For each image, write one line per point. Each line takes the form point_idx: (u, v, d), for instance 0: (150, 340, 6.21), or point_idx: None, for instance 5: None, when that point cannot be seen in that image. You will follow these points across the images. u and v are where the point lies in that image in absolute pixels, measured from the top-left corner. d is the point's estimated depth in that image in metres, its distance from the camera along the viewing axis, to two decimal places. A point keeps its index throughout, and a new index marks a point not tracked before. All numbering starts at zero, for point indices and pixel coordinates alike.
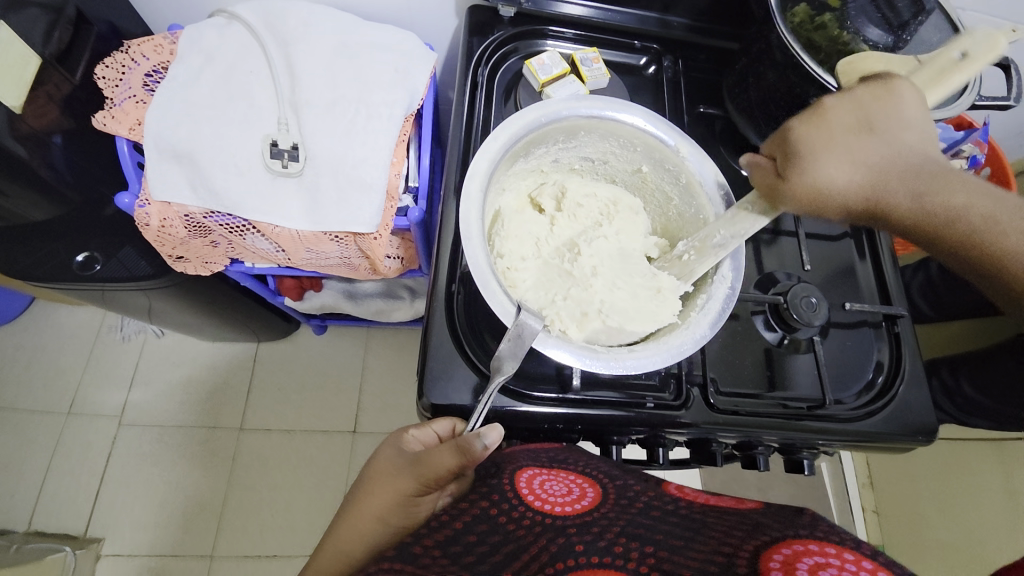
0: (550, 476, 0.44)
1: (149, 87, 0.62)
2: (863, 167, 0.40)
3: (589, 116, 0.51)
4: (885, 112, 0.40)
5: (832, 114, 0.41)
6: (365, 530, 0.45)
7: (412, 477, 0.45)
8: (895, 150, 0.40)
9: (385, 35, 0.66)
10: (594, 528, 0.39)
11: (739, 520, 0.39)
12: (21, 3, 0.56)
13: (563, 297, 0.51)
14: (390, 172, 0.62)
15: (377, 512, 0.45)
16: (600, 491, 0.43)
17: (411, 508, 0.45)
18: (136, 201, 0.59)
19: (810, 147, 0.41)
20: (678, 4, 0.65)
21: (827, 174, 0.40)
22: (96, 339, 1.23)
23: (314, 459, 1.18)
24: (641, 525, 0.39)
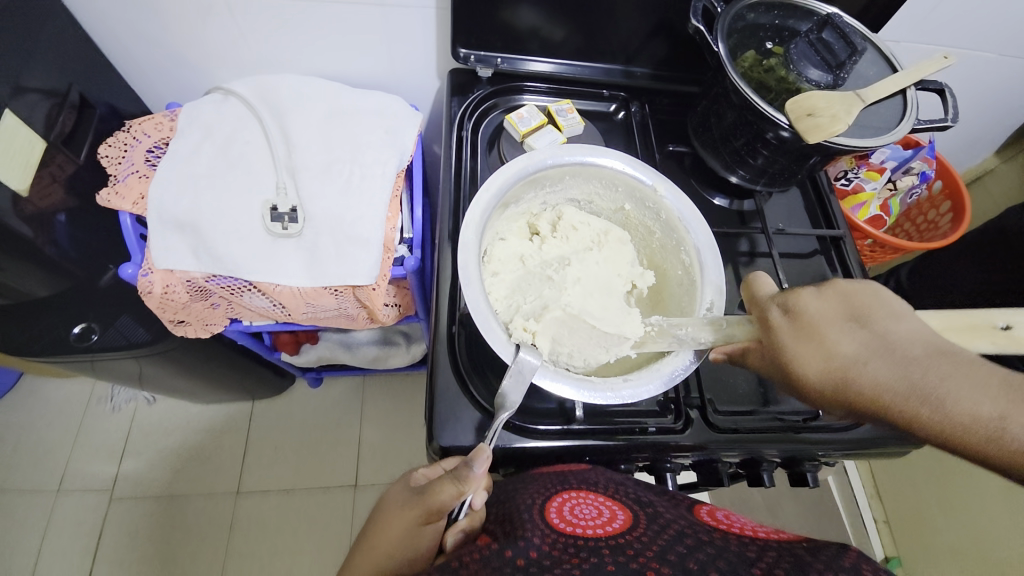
0: (581, 499, 0.45)
1: (150, 162, 0.65)
2: (851, 355, 0.39)
3: (574, 160, 0.56)
4: (881, 317, 0.39)
5: (812, 308, 0.42)
6: (374, 563, 0.44)
7: (416, 509, 0.44)
8: (897, 346, 0.38)
9: (372, 100, 0.71)
10: (627, 550, 0.38)
11: (779, 556, 0.37)
12: (23, 90, 0.59)
13: (533, 305, 0.52)
14: (386, 226, 0.65)
15: (387, 545, 0.44)
16: (631, 515, 0.43)
17: (418, 538, 0.44)
18: (139, 270, 0.61)
19: (790, 336, 0.42)
20: (639, 56, 0.72)
21: (807, 359, 0.41)
22: (85, 411, 1.21)
23: (315, 517, 1.14)
24: (675, 550, 0.38)
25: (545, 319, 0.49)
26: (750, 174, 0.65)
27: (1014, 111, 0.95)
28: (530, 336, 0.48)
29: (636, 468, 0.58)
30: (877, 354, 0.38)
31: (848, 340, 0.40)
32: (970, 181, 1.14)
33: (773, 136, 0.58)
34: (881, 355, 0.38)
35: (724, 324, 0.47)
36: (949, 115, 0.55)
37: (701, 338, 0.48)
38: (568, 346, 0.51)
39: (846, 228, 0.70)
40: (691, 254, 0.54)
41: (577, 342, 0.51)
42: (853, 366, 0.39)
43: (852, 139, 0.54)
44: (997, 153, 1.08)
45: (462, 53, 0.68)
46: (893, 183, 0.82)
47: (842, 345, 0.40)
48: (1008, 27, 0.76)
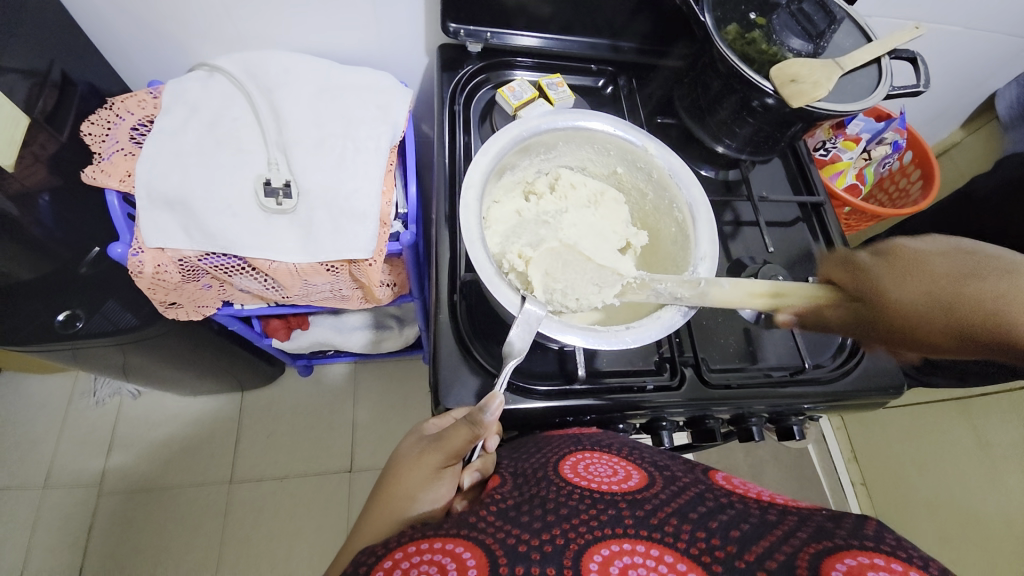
0: (597, 459, 0.46)
1: (136, 139, 0.64)
2: (925, 301, 0.46)
3: (567, 125, 0.57)
4: (954, 270, 0.45)
5: (908, 260, 0.48)
6: (396, 506, 0.45)
7: (435, 454, 0.46)
8: (975, 291, 0.44)
9: (362, 75, 0.71)
10: (644, 507, 0.40)
11: (802, 521, 0.38)
12: (3, 68, 0.57)
13: (530, 239, 0.55)
14: (381, 200, 0.65)
15: (407, 489, 0.46)
16: (647, 475, 0.44)
17: (437, 481, 0.46)
18: (129, 249, 0.60)
19: (880, 283, 0.48)
20: (626, 31, 0.73)
21: (912, 298, 0.46)
22: (68, 406, 1.17)
23: (311, 504, 1.14)
24: (695, 510, 0.40)
25: (544, 255, 0.54)
26: (736, 143, 0.67)
27: (978, 84, 1.01)
28: (523, 263, 0.53)
29: (633, 428, 0.60)
30: (944, 300, 0.45)
31: (925, 287, 0.46)
32: (938, 154, 1.20)
33: (759, 104, 0.60)
34: (949, 301, 0.45)
35: (702, 283, 0.50)
36: (921, 81, 0.58)
37: (679, 294, 0.50)
38: (561, 282, 0.53)
39: (825, 195, 0.73)
40: (684, 213, 0.56)
41: (570, 278, 0.53)
42: (948, 308, 0.45)
43: (833, 104, 0.56)
44: (963, 127, 1.14)
45: (452, 27, 0.68)
46: (867, 152, 0.85)
47: (913, 293, 0.46)
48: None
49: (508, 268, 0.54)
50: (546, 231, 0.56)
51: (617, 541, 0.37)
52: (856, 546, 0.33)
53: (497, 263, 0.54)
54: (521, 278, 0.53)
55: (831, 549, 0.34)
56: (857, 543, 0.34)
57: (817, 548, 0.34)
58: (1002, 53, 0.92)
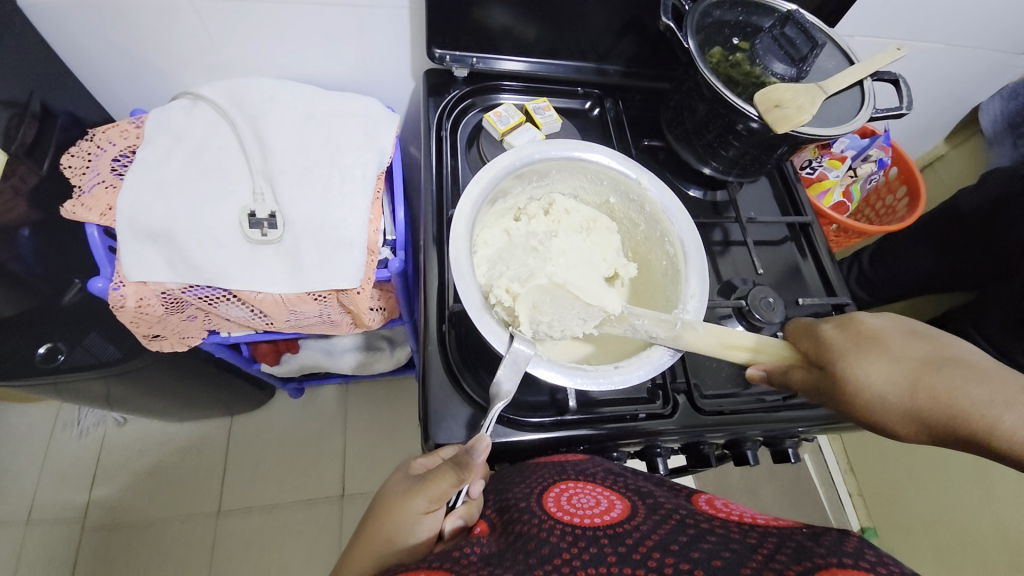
0: (580, 489, 0.45)
1: (117, 171, 0.63)
2: (892, 385, 0.41)
3: (560, 155, 0.57)
4: (928, 358, 0.41)
5: (873, 332, 0.45)
6: (375, 550, 0.43)
7: (419, 497, 0.44)
8: (941, 378, 0.40)
9: (349, 103, 0.70)
10: (626, 541, 0.39)
11: (782, 543, 0.37)
12: None
13: (518, 272, 0.53)
14: (369, 229, 0.64)
15: (387, 532, 0.43)
16: (629, 505, 0.44)
17: (417, 527, 0.44)
18: (110, 283, 0.59)
19: (844, 355, 0.44)
20: (611, 54, 0.74)
21: (876, 377, 0.42)
22: (51, 437, 1.15)
23: (302, 532, 1.12)
24: (676, 540, 0.38)
25: (531, 289, 0.51)
26: (722, 165, 0.67)
27: (960, 99, 1.02)
28: (510, 298, 0.51)
29: (627, 456, 0.60)
30: (911, 388, 0.41)
31: (892, 369, 0.42)
32: (923, 167, 1.21)
33: (744, 128, 0.60)
34: (917, 391, 0.40)
35: (678, 324, 0.50)
36: (905, 103, 0.59)
37: (654, 333, 0.50)
38: (548, 315, 0.52)
39: (813, 215, 0.73)
40: (676, 245, 0.55)
41: (558, 312, 0.52)
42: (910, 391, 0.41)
43: (816, 128, 0.56)
44: (947, 139, 1.15)
45: (437, 54, 0.69)
46: (854, 170, 0.86)
47: (880, 374, 0.42)
48: (951, 18, 0.81)
49: (494, 302, 0.52)
50: (532, 255, 0.55)
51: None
52: (836, 564, 0.33)
53: (484, 294, 0.53)
54: (507, 312, 0.51)
55: (813, 568, 0.33)
56: (838, 560, 0.33)
57: (798, 569, 0.34)
58: (981, 69, 0.94)
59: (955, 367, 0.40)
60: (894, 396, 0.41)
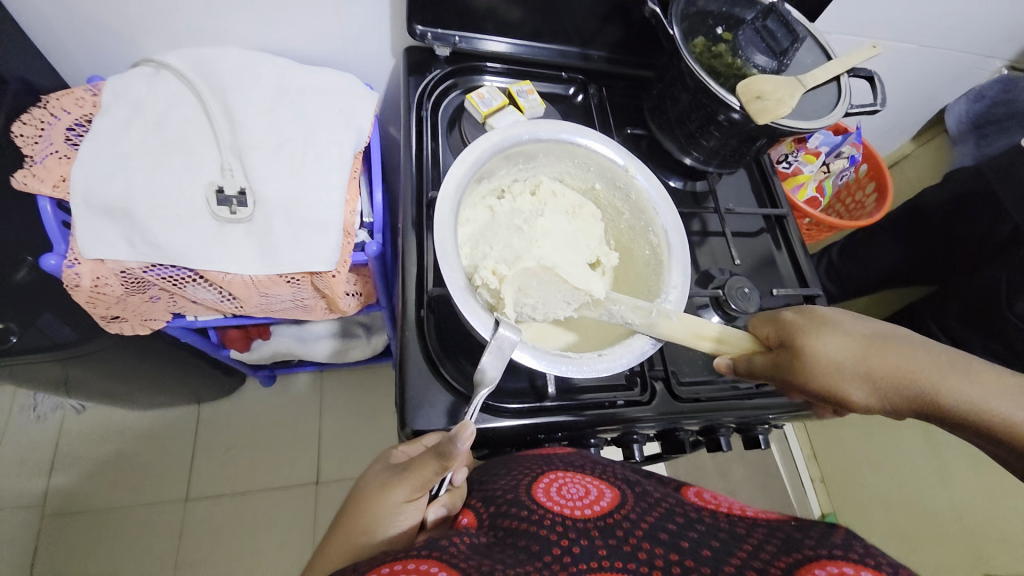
0: (569, 479, 0.45)
1: (72, 141, 0.59)
2: (847, 357, 0.43)
3: (548, 138, 0.56)
4: (873, 333, 0.44)
5: (824, 313, 0.46)
6: (354, 540, 0.43)
7: (400, 486, 0.44)
8: (887, 349, 0.43)
9: (325, 78, 0.68)
10: (617, 533, 0.39)
11: (770, 534, 0.38)
12: None
13: (504, 253, 0.53)
14: (345, 210, 0.62)
15: (367, 522, 0.43)
16: (619, 494, 0.43)
17: (398, 516, 0.43)
18: (64, 261, 0.55)
19: (802, 332, 0.46)
20: (596, 40, 0.73)
21: (833, 351, 0.44)
22: (4, 423, 1.09)
23: (275, 519, 1.10)
24: (666, 527, 0.39)
25: (519, 273, 0.52)
26: (703, 155, 0.68)
27: (928, 100, 1.06)
28: (496, 280, 0.51)
29: (605, 442, 0.60)
30: (864, 358, 0.43)
31: (846, 343, 0.44)
32: (890, 165, 1.26)
33: (725, 118, 0.60)
34: (870, 361, 0.42)
35: (654, 311, 0.50)
36: (879, 100, 0.60)
37: (629, 318, 0.51)
38: (533, 298, 0.53)
39: (788, 208, 0.75)
40: (659, 235, 0.56)
41: (543, 295, 0.53)
42: (863, 361, 0.43)
43: (795, 122, 0.57)
44: (913, 139, 1.20)
45: (419, 31, 0.66)
46: (827, 166, 0.88)
47: (837, 348, 0.44)
48: (922, 20, 0.84)
49: (479, 284, 0.51)
50: (517, 238, 0.54)
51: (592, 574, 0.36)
52: (826, 555, 0.33)
53: (469, 275, 0.52)
54: (492, 295, 0.51)
55: (801, 561, 0.33)
56: (827, 552, 0.33)
57: (789, 561, 0.34)
58: (948, 71, 0.97)
59: (897, 340, 0.43)
60: (851, 367, 0.43)
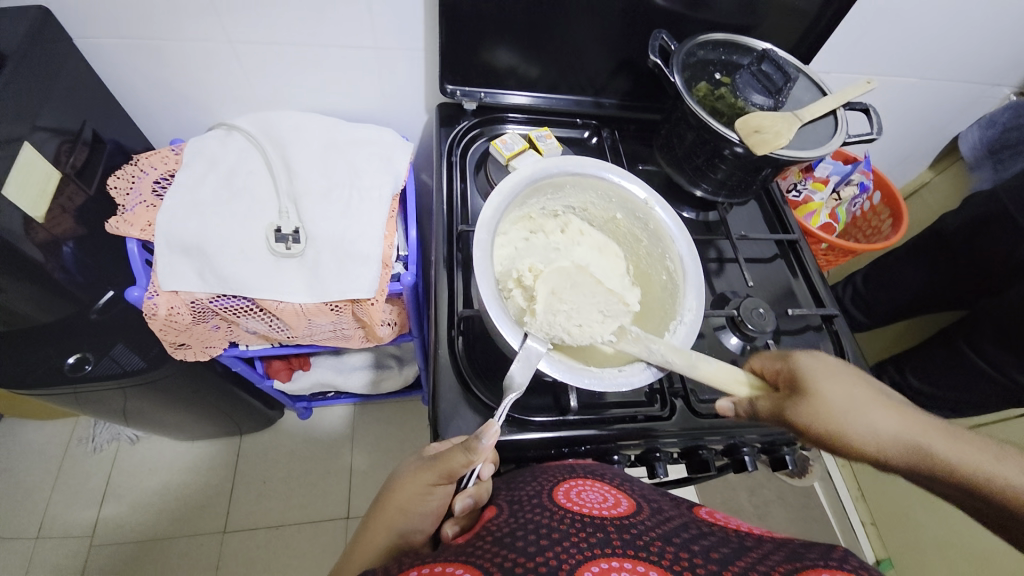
0: (588, 487, 0.47)
1: (157, 192, 0.69)
2: (850, 403, 0.44)
3: (573, 172, 0.62)
4: (872, 385, 0.46)
5: (830, 361, 0.47)
6: (390, 518, 0.48)
7: (429, 472, 0.47)
8: (886, 405, 0.44)
9: (369, 132, 0.77)
10: (631, 531, 0.41)
11: (776, 547, 0.39)
12: (35, 128, 0.61)
13: (536, 267, 0.61)
14: (384, 244, 0.69)
15: (399, 502, 0.48)
16: (634, 504, 0.46)
17: (428, 496, 0.48)
18: (145, 293, 0.64)
19: (808, 377, 0.46)
20: (607, 89, 0.81)
21: (837, 397, 0.44)
22: (65, 453, 1.17)
23: (306, 553, 1.12)
24: (677, 535, 0.41)
25: (552, 277, 0.59)
26: (712, 187, 0.72)
27: (939, 129, 1.08)
28: (530, 278, 0.59)
29: (629, 461, 0.62)
30: (868, 409, 0.43)
31: (848, 390, 0.44)
32: (910, 193, 1.27)
33: (730, 152, 0.65)
34: (868, 411, 0.43)
35: (693, 355, 0.52)
36: (875, 128, 0.64)
37: (671, 359, 0.51)
38: (567, 304, 0.56)
39: (800, 234, 0.78)
40: (676, 262, 0.60)
41: (576, 301, 0.57)
42: (867, 412, 0.43)
43: (794, 151, 0.62)
44: (931, 167, 1.22)
45: (450, 89, 0.76)
46: (838, 194, 0.92)
47: (839, 395, 0.44)
48: (917, 56, 0.89)
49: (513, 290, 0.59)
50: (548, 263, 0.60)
51: (606, 560, 0.37)
52: (824, 564, 0.35)
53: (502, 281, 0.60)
54: (525, 297, 0.58)
55: (800, 568, 0.35)
56: (825, 563, 0.35)
57: (787, 569, 0.35)
58: (953, 101, 1.01)
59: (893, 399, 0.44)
60: (853, 415, 0.43)
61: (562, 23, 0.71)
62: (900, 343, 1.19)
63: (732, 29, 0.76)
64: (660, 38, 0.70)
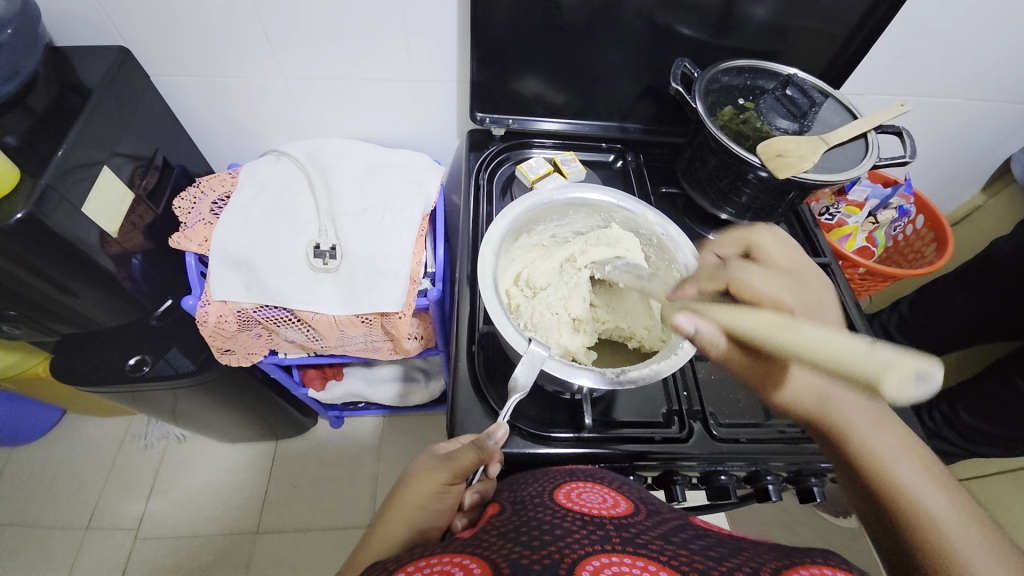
0: (587, 489, 0.48)
1: (214, 212, 0.76)
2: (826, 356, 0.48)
3: (587, 200, 0.64)
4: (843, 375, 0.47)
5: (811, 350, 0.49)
6: (406, 514, 0.49)
7: (444, 471, 0.50)
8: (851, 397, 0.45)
9: (402, 156, 0.83)
10: (630, 529, 0.40)
11: (769, 547, 0.38)
12: (115, 154, 0.70)
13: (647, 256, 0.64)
14: (412, 261, 0.74)
15: (416, 499, 0.50)
16: (633, 505, 0.45)
17: (444, 494, 0.50)
18: (199, 302, 0.70)
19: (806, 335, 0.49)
20: (632, 114, 0.83)
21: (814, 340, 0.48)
22: (120, 448, 1.27)
23: (329, 559, 1.15)
24: (676, 534, 0.40)
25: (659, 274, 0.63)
26: (737, 210, 0.73)
27: (989, 151, 1.03)
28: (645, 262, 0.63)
29: (647, 482, 0.61)
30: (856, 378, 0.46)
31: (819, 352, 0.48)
32: (962, 217, 1.20)
33: (754, 176, 0.66)
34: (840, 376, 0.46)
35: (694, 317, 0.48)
36: (908, 150, 0.63)
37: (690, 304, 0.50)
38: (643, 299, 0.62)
39: (832, 257, 0.76)
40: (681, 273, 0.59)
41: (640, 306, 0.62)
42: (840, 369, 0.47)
43: (820, 174, 0.61)
44: (983, 190, 1.15)
45: (479, 116, 0.81)
46: (874, 217, 0.89)
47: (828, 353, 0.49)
48: (958, 77, 0.86)
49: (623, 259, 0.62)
50: (582, 242, 0.64)
51: (607, 555, 0.36)
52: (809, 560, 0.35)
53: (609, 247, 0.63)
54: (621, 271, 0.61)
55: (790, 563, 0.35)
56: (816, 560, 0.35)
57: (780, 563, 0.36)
58: (1004, 121, 0.96)
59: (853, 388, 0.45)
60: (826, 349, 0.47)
61: (588, 53, 0.75)
62: (951, 375, 1.11)
63: (758, 56, 0.77)
64: (682, 66, 0.71)
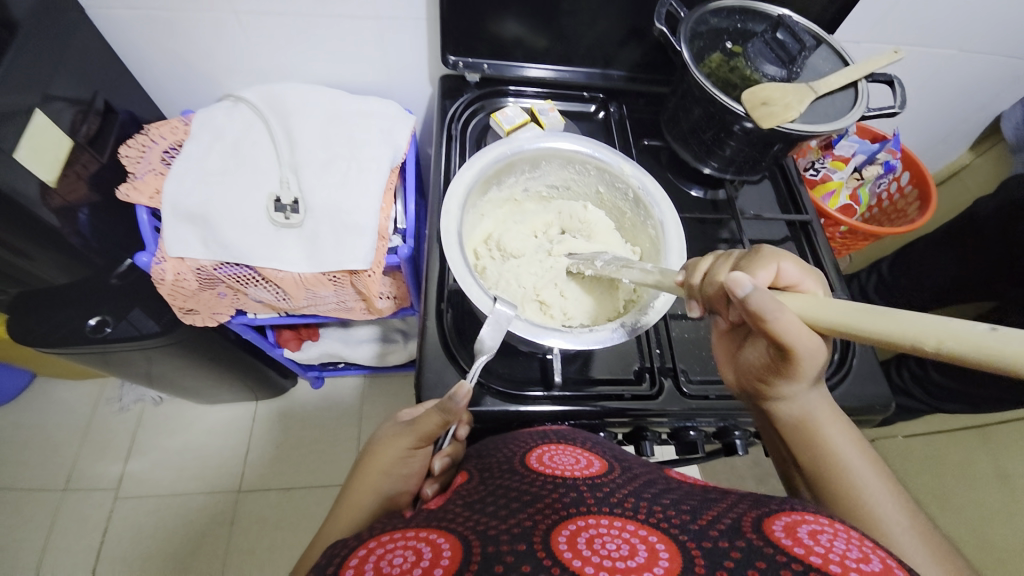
0: (559, 451, 0.47)
1: (166, 161, 0.71)
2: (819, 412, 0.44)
3: (562, 150, 0.61)
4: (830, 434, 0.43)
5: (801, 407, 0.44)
6: (372, 483, 0.48)
7: (408, 436, 0.49)
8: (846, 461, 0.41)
9: (370, 104, 0.77)
10: (603, 489, 0.40)
11: (738, 496, 0.38)
12: (49, 96, 0.63)
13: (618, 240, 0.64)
14: (380, 216, 0.70)
15: (382, 466, 0.49)
16: (606, 464, 0.45)
17: (410, 459, 0.49)
18: (153, 259, 0.66)
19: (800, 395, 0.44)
20: (616, 60, 0.78)
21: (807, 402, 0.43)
22: (94, 411, 1.25)
23: (315, 515, 1.17)
24: (648, 490, 0.40)
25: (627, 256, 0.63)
26: (721, 164, 0.70)
27: (980, 107, 1.01)
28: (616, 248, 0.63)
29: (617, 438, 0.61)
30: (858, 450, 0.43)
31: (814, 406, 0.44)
32: (947, 176, 1.19)
33: (739, 128, 0.63)
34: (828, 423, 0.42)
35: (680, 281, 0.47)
36: (898, 101, 0.60)
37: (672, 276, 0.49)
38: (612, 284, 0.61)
39: (814, 214, 0.74)
40: (656, 229, 0.57)
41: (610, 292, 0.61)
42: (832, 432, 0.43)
43: (807, 124, 0.58)
44: (971, 149, 1.14)
45: (451, 60, 0.75)
46: (859, 173, 0.87)
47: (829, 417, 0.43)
48: (957, 25, 0.82)
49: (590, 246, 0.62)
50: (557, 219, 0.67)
51: (582, 517, 0.35)
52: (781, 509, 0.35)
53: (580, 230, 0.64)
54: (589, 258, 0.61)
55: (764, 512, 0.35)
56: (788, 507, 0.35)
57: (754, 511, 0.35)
58: (999, 75, 0.93)
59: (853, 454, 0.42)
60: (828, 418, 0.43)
61: None
62: None
63: None
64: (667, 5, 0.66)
